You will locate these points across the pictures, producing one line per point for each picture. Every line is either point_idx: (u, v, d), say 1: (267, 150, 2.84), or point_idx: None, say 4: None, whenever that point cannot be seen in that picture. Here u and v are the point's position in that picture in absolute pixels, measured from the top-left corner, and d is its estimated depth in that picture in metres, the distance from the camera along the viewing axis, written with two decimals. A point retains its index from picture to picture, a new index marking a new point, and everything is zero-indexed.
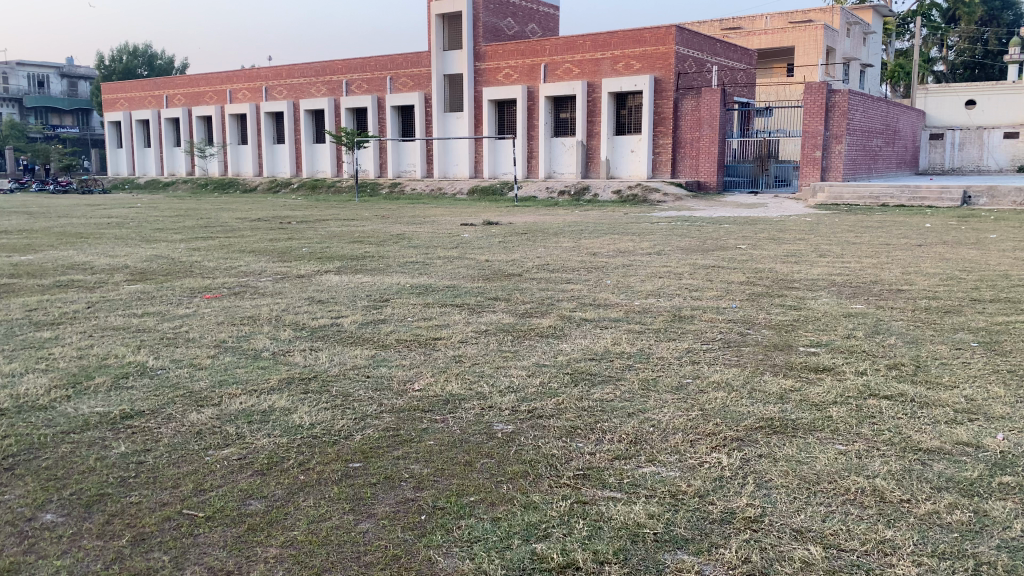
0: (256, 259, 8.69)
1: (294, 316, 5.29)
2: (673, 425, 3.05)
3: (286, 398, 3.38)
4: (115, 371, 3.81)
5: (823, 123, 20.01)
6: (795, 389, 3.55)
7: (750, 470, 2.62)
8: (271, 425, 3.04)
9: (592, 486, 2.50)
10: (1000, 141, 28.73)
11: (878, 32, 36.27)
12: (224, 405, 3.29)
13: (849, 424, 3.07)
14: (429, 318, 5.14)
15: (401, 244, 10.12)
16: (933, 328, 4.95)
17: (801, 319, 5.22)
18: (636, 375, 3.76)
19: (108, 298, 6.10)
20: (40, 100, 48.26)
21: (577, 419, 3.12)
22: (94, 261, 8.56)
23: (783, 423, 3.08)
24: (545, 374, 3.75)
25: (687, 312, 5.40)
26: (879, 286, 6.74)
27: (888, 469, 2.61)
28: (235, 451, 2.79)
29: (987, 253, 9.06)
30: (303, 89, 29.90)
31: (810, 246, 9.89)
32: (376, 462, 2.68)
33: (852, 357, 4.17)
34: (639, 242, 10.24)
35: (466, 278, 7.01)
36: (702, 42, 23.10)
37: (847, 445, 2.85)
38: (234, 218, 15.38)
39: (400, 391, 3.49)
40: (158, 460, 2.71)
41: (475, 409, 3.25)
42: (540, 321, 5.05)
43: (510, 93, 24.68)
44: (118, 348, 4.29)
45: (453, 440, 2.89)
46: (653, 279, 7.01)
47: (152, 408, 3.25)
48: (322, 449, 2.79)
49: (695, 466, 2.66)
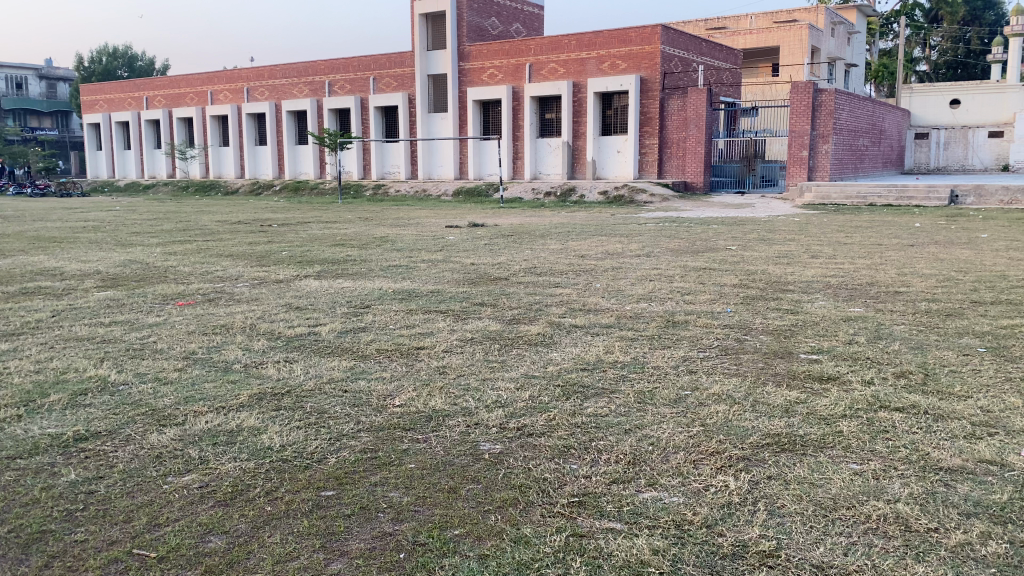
0: (234, 263, 8.43)
1: (269, 324, 5.03)
2: (673, 443, 2.83)
3: (257, 416, 3.12)
4: (73, 387, 3.54)
5: (810, 123, 19.90)
6: (801, 401, 3.34)
7: (761, 495, 2.40)
8: (238, 447, 2.79)
9: (588, 515, 2.28)
10: (985, 140, 28.73)
11: (862, 32, 36.35)
12: (188, 424, 3.04)
13: (862, 440, 2.86)
14: (412, 325, 4.90)
15: (384, 247, 9.86)
16: (937, 332, 4.76)
17: (799, 324, 5.00)
18: (631, 387, 3.53)
19: (75, 306, 5.82)
20: (18, 101, 47.56)
21: (571, 437, 2.90)
22: (64, 266, 8.24)
23: (791, 440, 2.87)
24: (535, 388, 3.51)
25: (681, 317, 5.18)
26: (876, 288, 6.55)
27: (910, 492, 2.40)
28: (198, 478, 2.54)
29: (981, 253, 8.88)
30: (285, 90, 29.57)
31: (801, 247, 9.71)
32: (351, 489, 2.44)
33: (856, 364, 3.97)
34: (627, 244, 10.07)
35: (450, 282, 6.77)
36: (687, 41, 22.97)
37: (861, 464, 2.64)
38: (213, 222, 15.01)
39: (380, 407, 3.25)
40: (110, 489, 2.47)
41: (461, 426, 3.02)
42: (528, 328, 4.82)
43: (496, 93, 24.46)
44: (79, 361, 4.03)
45: (435, 463, 2.66)
46: (643, 283, 6.77)
47: (109, 429, 3.00)
48: (292, 475, 2.55)
49: (699, 490, 2.44)
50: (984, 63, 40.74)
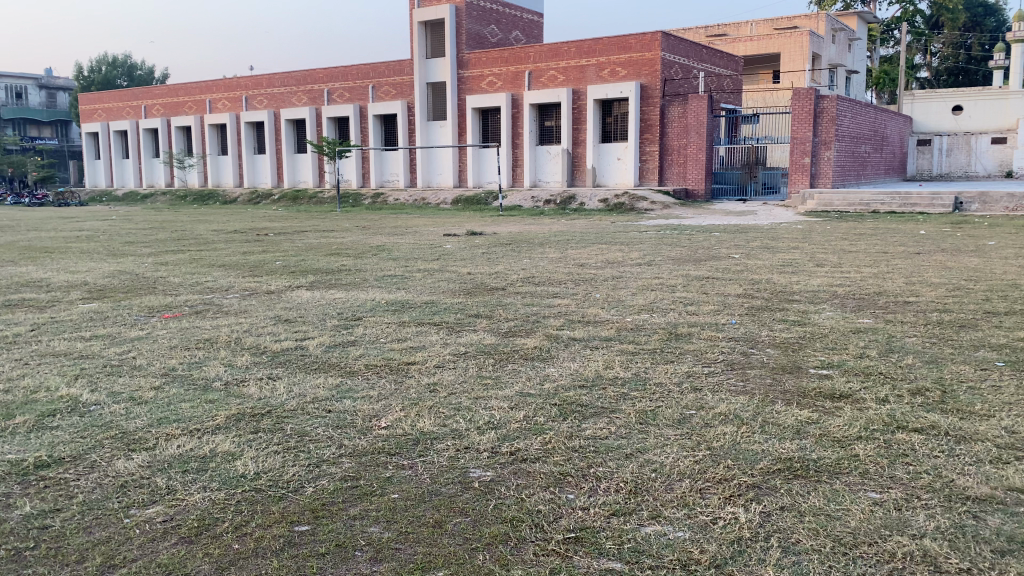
0: (224, 274, 8.23)
1: (255, 338, 4.82)
2: (678, 470, 2.63)
3: (232, 440, 2.93)
4: (42, 408, 3.34)
5: (812, 130, 19.72)
6: (813, 421, 3.14)
7: (773, 529, 2.20)
8: (209, 475, 2.59)
9: (586, 554, 2.09)
10: (988, 146, 28.55)
11: (862, 38, 36.25)
12: (159, 449, 2.84)
13: (880, 465, 2.67)
14: (403, 339, 4.70)
15: (380, 256, 9.69)
16: (951, 346, 4.55)
17: (807, 337, 4.79)
18: (632, 406, 3.32)
19: (57, 319, 5.62)
20: (18, 111, 47.64)
21: (567, 463, 2.70)
22: (51, 278, 8.05)
23: (805, 465, 2.67)
24: (530, 407, 3.31)
25: (683, 329, 4.98)
26: (884, 298, 6.35)
27: (936, 527, 2.20)
28: (162, 511, 2.34)
29: (989, 261, 8.68)
30: (283, 99, 29.46)
31: (804, 255, 9.50)
32: (327, 525, 2.24)
33: (869, 380, 3.76)
34: (628, 253, 9.87)
35: (445, 293, 6.58)
36: (688, 48, 22.83)
37: (881, 493, 2.43)
38: (208, 231, 14.85)
39: (365, 429, 3.05)
40: (65, 524, 2.27)
41: (450, 450, 2.82)
42: (525, 342, 4.61)
43: (495, 101, 24.30)
44: (51, 379, 3.83)
45: (420, 493, 2.45)
46: (644, 293, 6.58)
47: (74, 455, 2.80)
48: (264, 507, 2.35)
49: (708, 524, 2.24)
50: (986, 69, 40.62)
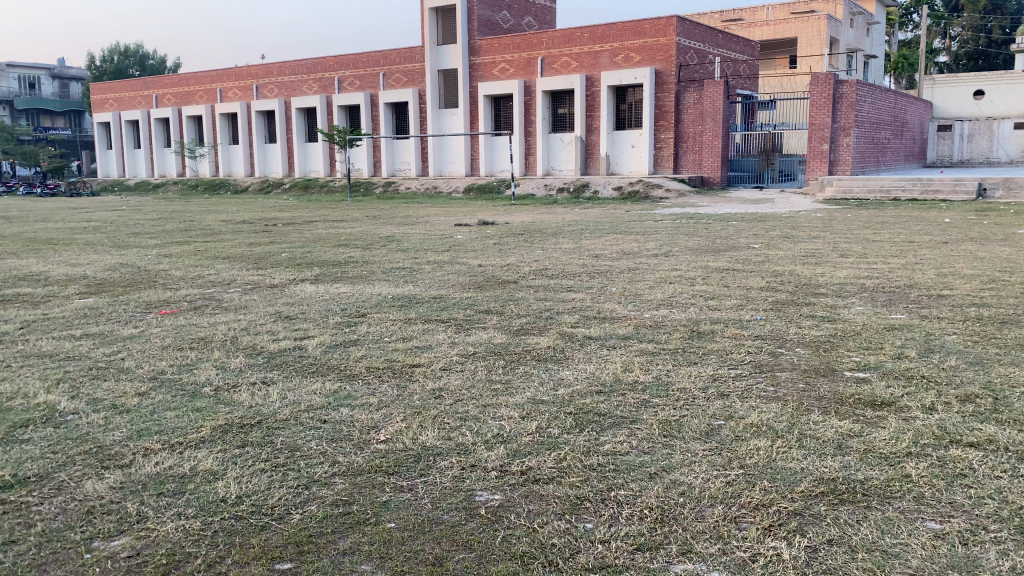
0: (228, 266, 7.99)
1: (251, 337, 4.58)
2: (708, 493, 2.34)
3: (215, 457, 2.66)
4: (15, 418, 3.09)
5: (830, 115, 19.30)
6: (855, 433, 2.84)
7: (821, 570, 1.92)
8: (186, 500, 2.33)
9: None
10: (1011, 131, 27.82)
11: (880, 22, 35.66)
12: (135, 467, 2.58)
13: (937, 488, 2.36)
14: (409, 338, 4.42)
15: (389, 247, 9.42)
16: (995, 345, 4.22)
17: (839, 335, 4.48)
18: (653, 416, 3.04)
19: (49, 316, 5.39)
20: (31, 101, 47.39)
21: (584, 485, 2.42)
22: (50, 271, 7.81)
23: (851, 488, 2.37)
24: (544, 417, 3.03)
25: (705, 327, 4.66)
26: (916, 291, 6.03)
27: (1012, 567, 1.90)
28: (129, 543, 2.08)
29: (1021, 250, 8.36)
30: (293, 87, 29.19)
31: (828, 244, 9.21)
32: (313, 561, 1.98)
33: (912, 385, 3.45)
34: (643, 243, 9.58)
35: (455, 287, 6.28)
36: (703, 33, 22.38)
37: (942, 523, 2.14)
38: (217, 221, 14.60)
39: (362, 443, 2.78)
40: (17, 560, 2.00)
41: (455, 469, 2.54)
42: (537, 340, 4.34)
43: (507, 88, 23.93)
44: (31, 384, 3.57)
45: (420, 522, 2.18)
46: (663, 286, 6.28)
47: (41, 474, 2.54)
48: (243, 540, 2.08)
49: (745, 562, 1.96)
50: (1007, 51, 39.68)
